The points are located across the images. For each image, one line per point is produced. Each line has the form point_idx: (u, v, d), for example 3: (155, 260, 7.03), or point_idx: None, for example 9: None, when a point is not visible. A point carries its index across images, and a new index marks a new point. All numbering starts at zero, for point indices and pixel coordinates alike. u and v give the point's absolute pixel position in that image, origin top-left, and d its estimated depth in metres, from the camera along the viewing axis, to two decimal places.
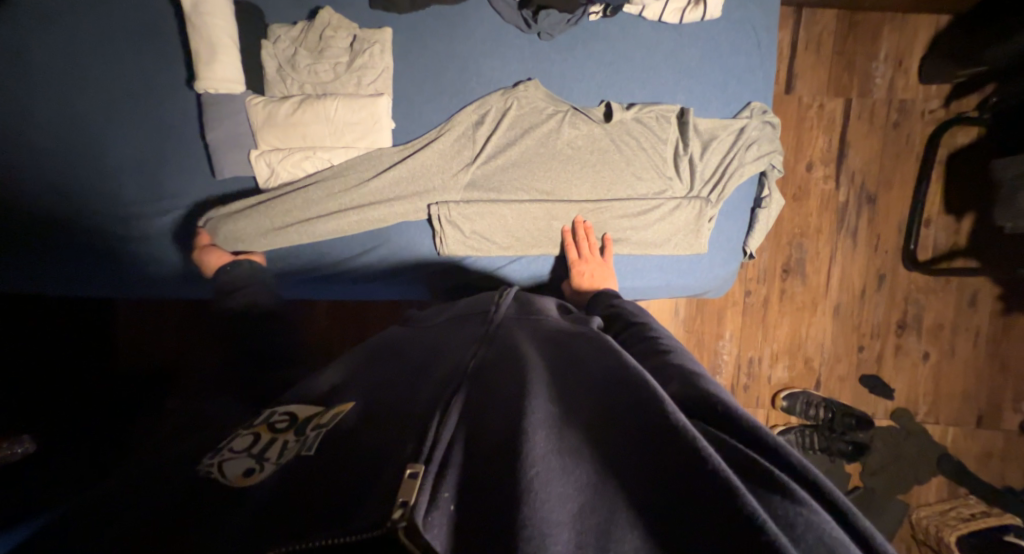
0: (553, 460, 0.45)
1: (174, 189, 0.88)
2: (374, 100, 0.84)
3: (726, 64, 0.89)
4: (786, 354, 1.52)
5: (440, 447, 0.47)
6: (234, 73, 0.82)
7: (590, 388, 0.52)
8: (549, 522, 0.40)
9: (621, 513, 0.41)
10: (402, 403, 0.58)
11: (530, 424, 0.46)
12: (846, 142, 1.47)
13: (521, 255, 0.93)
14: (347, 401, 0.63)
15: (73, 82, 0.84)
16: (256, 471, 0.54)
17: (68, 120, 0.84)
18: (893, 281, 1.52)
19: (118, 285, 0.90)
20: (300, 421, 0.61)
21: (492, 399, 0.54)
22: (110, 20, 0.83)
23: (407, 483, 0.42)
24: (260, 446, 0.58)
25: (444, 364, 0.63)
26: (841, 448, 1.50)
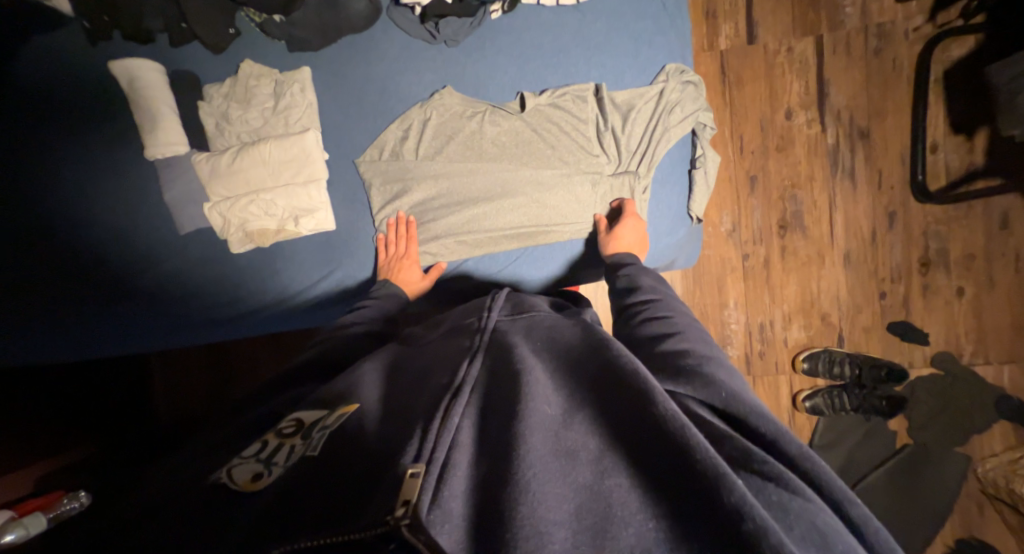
0: (553, 464, 0.48)
1: (143, 248, 0.95)
2: (302, 136, 0.90)
3: (633, 31, 0.90)
4: (800, 314, 1.42)
5: (443, 448, 0.50)
6: (177, 136, 0.91)
7: (594, 391, 0.57)
8: (549, 522, 0.43)
9: (622, 508, 0.44)
10: (405, 409, 0.59)
11: (528, 427, 0.50)
12: (825, 80, 1.38)
13: (470, 255, 0.94)
14: (352, 401, 0.64)
15: (37, 170, 0.93)
16: (265, 475, 0.55)
17: (33, 204, 0.92)
18: (905, 217, 1.40)
19: (105, 342, 0.96)
20: (306, 424, 0.61)
21: (497, 403, 0.57)
22: (60, 108, 0.92)
23: (410, 482, 0.44)
24: (269, 450, 0.59)
25: (442, 373, 0.64)
26: (874, 404, 1.40)
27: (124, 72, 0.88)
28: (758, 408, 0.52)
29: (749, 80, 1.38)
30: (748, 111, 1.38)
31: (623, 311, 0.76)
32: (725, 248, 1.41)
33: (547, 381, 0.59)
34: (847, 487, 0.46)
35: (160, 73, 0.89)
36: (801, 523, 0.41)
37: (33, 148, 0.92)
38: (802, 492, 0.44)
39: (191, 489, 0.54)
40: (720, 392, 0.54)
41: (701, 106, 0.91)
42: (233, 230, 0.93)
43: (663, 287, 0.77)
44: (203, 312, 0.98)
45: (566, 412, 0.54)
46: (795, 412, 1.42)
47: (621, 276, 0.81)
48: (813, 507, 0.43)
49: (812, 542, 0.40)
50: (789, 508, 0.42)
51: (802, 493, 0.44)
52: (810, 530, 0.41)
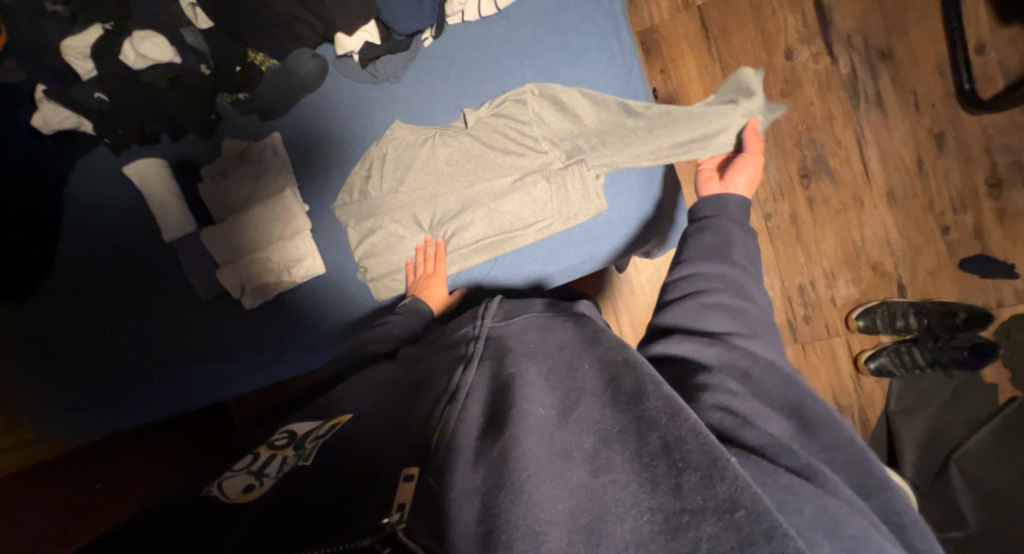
0: (549, 462, 0.49)
1: (179, 313, 1.08)
2: (282, 195, 0.99)
3: (561, 22, 0.90)
4: (845, 268, 1.26)
5: (442, 452, 0.52)
6: (184, 216, 1.03)
7: (597, 385, 0.56)
8: (545, 521, 0.45)
9: (618, 505, 0.45)
10: (402, 417, 0.61)
11: (525, 430, 0.51)
12: (824, 7, 1.23)
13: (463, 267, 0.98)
14: (345, 414, 0.67)
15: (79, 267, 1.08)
16: (255, 486, 0.55)
17: (83, 292, 1.07)
18: (958, 137, 1.20)
19: (165, 399, 1.08)
20: (299, 436, 0.65)
21: (499, 402, 0.57)
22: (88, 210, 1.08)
23: (405, 485, 0.48)
24: (259, 463, 0.61)
25: (439, 382, 0.65)
26: (955, 357, 1.19)
27: (134, 172, 1.02)
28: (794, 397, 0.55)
29: (734, 29, 1.27)
30: (740, 63, 1.27)
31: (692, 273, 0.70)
32: None
33: (544, 382, 0.59)
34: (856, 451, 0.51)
35: (160, 164, 1.02)
36: (813, 505, 0.43)
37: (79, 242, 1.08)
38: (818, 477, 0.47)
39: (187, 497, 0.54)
40: (774, 375, 0.57)
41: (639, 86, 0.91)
42: (242, 286, 1.02)
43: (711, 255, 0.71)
44: (243, 359, 1.08)
45: (564, 409, 0.54)
46: (859, 376, 1.27)
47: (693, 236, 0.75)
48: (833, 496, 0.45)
49: (822, 527, 0.42)
50: (797, 490, 0.45)
51: (831, 488, 0.46)
52: (818, 512, 0.43)
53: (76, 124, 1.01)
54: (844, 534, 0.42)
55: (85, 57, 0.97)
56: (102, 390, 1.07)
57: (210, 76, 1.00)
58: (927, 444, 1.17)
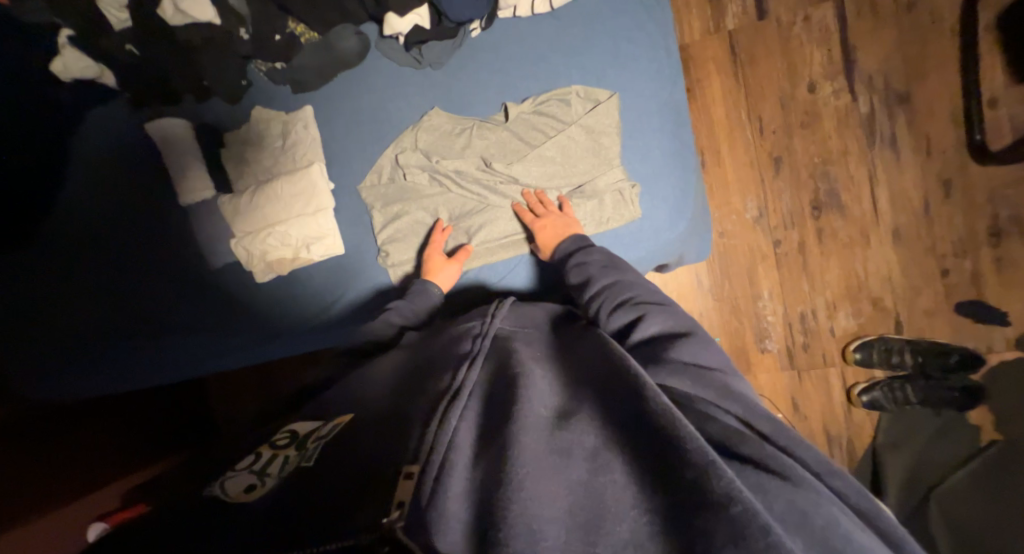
0: (547, 460, 0.47)
1: (184, 285, 1.06)
2: (308, 169, 0.97)
3: (609, 28, 0.91)
4: (847, 300, 1.30)
5: (441, 449, 0.50)
6: (206, 183, 1.01)
7: (596, 391, 0.56)
8: (542, 518, 0.42)
9: (614, 502, 0.43)
10: (397, 414, 0.60)
11: (523, 429, 0.50)
12: (850, 46, 1.27)
13: (491, 261, 0.95)
14: (347, 413, 0.66)
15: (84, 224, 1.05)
16: (258, 486, 0.55)
17: (85, 256, 1.05)
18: (964, 185, 1.25)
19: (162, 374, 1.07)
20: (300, 435, 0.64)
21: (499, 403, 0.56)
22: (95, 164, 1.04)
23: (404, 484, 0.46)
24: (261, 463, 0.60)
25: (440, 375, 0.64)
26: (945, 396, 1.24)
27: (154, 130, 0.99)
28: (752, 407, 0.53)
29: (761, 58, 1.30)
30: (765, 90, 1.30)
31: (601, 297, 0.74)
32: (753, 237, 1.33)
33: (547, 386, 0.58)
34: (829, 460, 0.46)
35: (186, 126, 1.00)
36: (780, 501, 0.40)
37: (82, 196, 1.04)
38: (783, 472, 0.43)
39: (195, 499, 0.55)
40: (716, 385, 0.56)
41: (680, 99, 0.92)
42: (256, 259, 1.01)
43: (615, 268, 0.77)
44: (239, 336, 1.06)
45: (563, 412, 0.53)
46: (851, 407, 1.30)
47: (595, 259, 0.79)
48: (800, 490, 0.41)
49: (793, 522, 0.39)
50: (766, 487, 0.42)
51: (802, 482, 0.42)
52: (789, 508, 0.40)
53: (97, 74, 0.99)
54: (813, 525, 0.38)
55: (122, 6, 0.95)
56: (92, 353, 1.07)
57: (250, 41, 0.97)
58: (909, 480, 1.20)
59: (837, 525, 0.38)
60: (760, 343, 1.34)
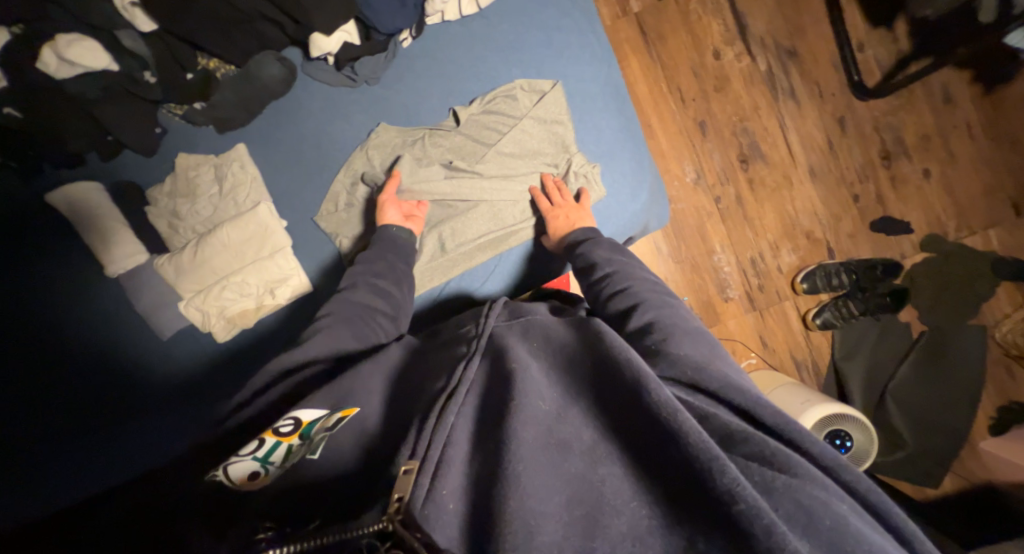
0: (546, 453, 0.43)
1: (126, 361, 0.93)
2: (255, 211, 0.89)
3: (541, 21, 0.93)
4: (785, 238, 1.43)
5: (438, 445, 0.44)
6: (136, 246, 0.91)
7: (591, 372, 0.50)
8: (541, 515, 0.39)
9: (615, 495, 0.40)
10: (399, 420, 0.52)
11: (521, 421, 0.44)
12: (740, 13, 1.40)
13: (478, 264, 0.93)
14: (353, 405, 0.55)
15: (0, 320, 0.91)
16: (263, 474, 0.49)
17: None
18: (854, 119, 1.42)
19: (113, 465, 0.93)
20: (306, 423, 0.54)
21: (494, 390, 0.50)
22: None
23: (402, 480, 0.41)
24: (268, 446, 0.52)
25: (438, 377, 0.57)
26: (882, 303, 1.39)
27: (65, 200, 0.88)
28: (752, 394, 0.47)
29: (667, 35, 1.40)
30: (677, 63, 1.40)
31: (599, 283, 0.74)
32: (696, 198, 1.42)
33: (543, 374, 0.52)
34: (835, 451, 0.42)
35: (100, 190, 0.89)
36: (786, 503, 0.36)
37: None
38: (789, 466, 0.39)
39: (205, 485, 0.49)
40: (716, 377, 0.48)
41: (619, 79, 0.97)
42: (210, 317, 0.91)
43: (622, 256, 0.76)
44: (194, 402, 0.94)
45: (561, 401, 0.48)
46: (809, 333, 1.43)
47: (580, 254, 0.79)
48: (800, 482, 0.38)
49: (797, 524, 0.36)
50: (772, 488, 0.37)
51: (809, 476, 0.39)
52: (794, 509, 0.36)
53: None
54: (820, 526, 0.35)
55: None
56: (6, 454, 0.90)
57: (158, 84, 0.87)
58: (867, 382, 1.37)
59: (847, 525, 0.35)
60: (722, 293, 1.43)
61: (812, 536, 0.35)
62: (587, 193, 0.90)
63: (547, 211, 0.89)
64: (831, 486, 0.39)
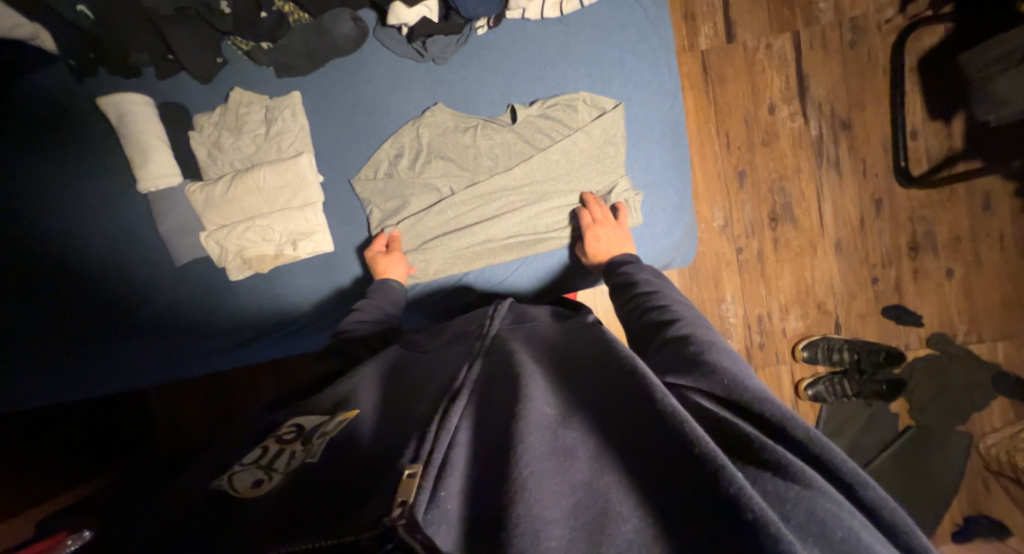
0: (550, 460, 0.44)
1: (140, 276, 0.95)
2: (296, 160, 0.90)
3: (617, 40, 0.93)
4: (797, 304, 1.43)
5: (441, 449, 0.46)
6: (171, 168, 0.91)
7: (597, 388, 0.52)
8: (545, 519, 0.39)
9: (619, 502, 0.40)
10: (399, 415, 0.55)
11: (524, 426, 0.46)
12: (804, 74, 1.40)
13: (501, 263, 0.94)
14: (352, 408, 0.59)
15: (24, 209, 0.92)
16: (265, 482, 0.51)
17: (17, 239, 0.92)
18: (891, 204, 1.42)
19: (107, 378, 0.96)
20: (307, 430, 0.57)
21: (498, 402, 0.52)
22: (42, 142, 0.92)
23: (406, 483, 0.41)
24: (269, 456, 0.55)
25: (441, 377, 0.60)
26: (876, 390, 1.41)
27: (112, 108, 0.88)
28: (766, 396, 0.46)
29: (728, 79, 1.39)
30: (732, 109, 1.40)
31: (637, 300, 0.74)
32: (719, 244, 1.42)
33: (546, 384, 0.54)
34: (859, 468, 0.41)
35: (150, 107, 0.89)
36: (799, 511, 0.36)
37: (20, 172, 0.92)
38: (801, 476, 0.38)
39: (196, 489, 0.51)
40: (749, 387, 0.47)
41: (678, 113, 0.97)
42: (228, 255, 0.92)
43: (662, 281, 0.77)
44: (208, 340, 0.97)
45: (566, 410, 0.50)
46: (798, 401, 1.43)
47: (621, 274, 0.81)
48: (814, 493, 0.37)
49: (809, 536, 0.35)
50: (786, 497, 0.38)
51: (820, 486, 0.38)
52: (806, 519, 0.36)
53: (31, 34, 0.85)
54: (831, 538, 0.35)
55: None
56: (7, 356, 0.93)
57: (232, 16, 0.87)
58: None
59: (856, 539, 0.35)
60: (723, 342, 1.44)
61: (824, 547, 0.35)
62: (622, 206, 0.91)
63: (588, 227, 0.89)
64: (844, 502, 0.38)
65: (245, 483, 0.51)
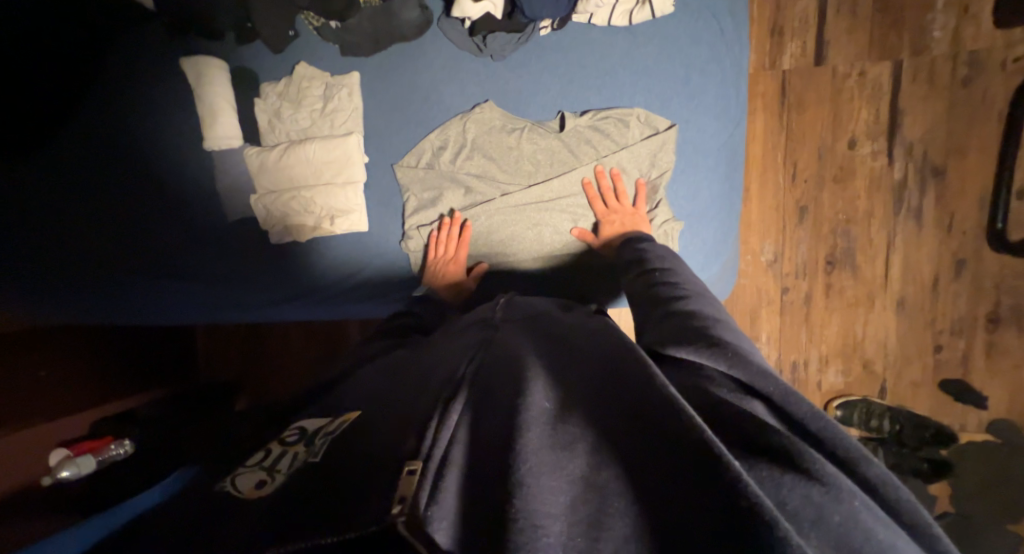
0: (551, 454, 0.42)
1: (190, 224, 1.03)
2: (346, 139, 0.93)
3: (685, 57, 0.89)
4: (839, 357, 1.35)
5: (442, 445, 0.45)
6: (233, 130, 0.97)
7: (599, 383, 0.50)
8: (544, 514, 0.38)
9: (618, 498, 0.39)
10: (405, 404, 0.56)
11: (524, 419, 0.44)
12: (900, 110, 1.25)
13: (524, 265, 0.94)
14: (354, 409, 0.61)
15: (100, 150, 1.01)
16: (266, 483, 0.53)
17: (94, 173, 1.01)
18: (977, 267, 1.25)
19: (156, 308, 1.06)
20: (309, 432, 0.59)
21: (497, 395, 0.51)
22: (124, 91, 1.01)
23: (407, 480, 0.41)
24: (272, 458, 0.57)
25: (441, 374, 0.58)
26: (916, 466, 1.30)
27: (191, 67, 0.94)
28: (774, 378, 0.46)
29: (807, 105, 1.29)
30: (806, 138, 1.29)
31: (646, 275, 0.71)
32: (762, 279, 1.36)
33: (545, 375, 0.52)
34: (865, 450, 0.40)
35: (223, 70, 0.95)
36: (795, 495, 0.35)
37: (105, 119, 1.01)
38: (814, 468, 0.36)
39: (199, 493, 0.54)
40: (758, 371, 0.47)
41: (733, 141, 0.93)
42: (273, 219, 0.97)
43: (675, 259, 0.74)
44: (248, 293, 1.03)
45: (564, 404, 0.48)
46: None
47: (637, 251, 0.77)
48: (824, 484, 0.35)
49: (804, 520, 0.34)
50: (781, 481, 0.36)
51: (830, 475, 0.36)
52: (804, 503, 0.34)
53: None
54: (829, 521, 0.33)
55: None
56: (70, 274, 1.02)
57: None
58: None
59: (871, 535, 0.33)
60: None
61: (823, 532, 0.33)
62: (644, 185, 0.89)
63: (599, 213, 0.89)
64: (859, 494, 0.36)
65: (251, 490, 0.52)
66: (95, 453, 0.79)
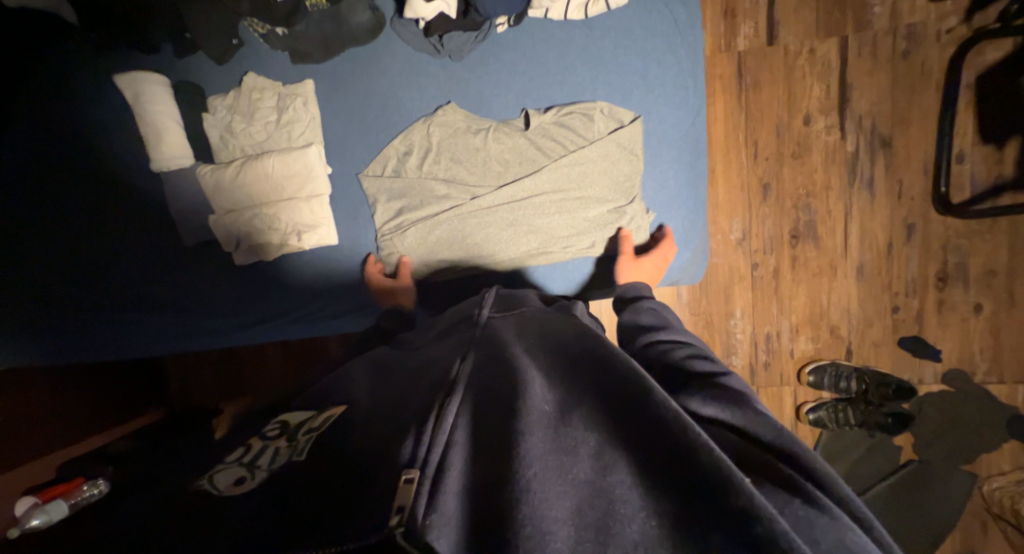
0: (552, 458, 0.42)
1: (147, 250, 0.97)
2: (304, 151, 0.89)
3: (642, 48, 0.89)
4: (808, 326, 1.40)
5: (439, 448, 0.44)
6: (181, 150, 0.92)
7: (593, 380, 0.49)
8: (551, 521, 0.37)
9: (625, 504, 0.38)
10: (395, 407, 0.53)
11: (524, 425, 0.44)
12: (848, 84, 1.30)
13: (499, 264, 0.93)
14: (340, 403, 0.59)
15: (40, 180, 0.95)
16: (249, 479, 0.48)
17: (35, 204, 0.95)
18: (925, 230, 1.33)
19: (117, 342, 1.00)
20: (292, 426, 0.56)
21: (493, 399, 0.49)
22: (60, 114, 0.94)
23: (404, 488, 0.40)
24: (252, 453, 0.52)
25: (436, 370, 0.56)
26: (880, 421, 1.38)
27: (128, 84, 0.88)
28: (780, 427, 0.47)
29: (763, 84, 1.31)
30: (763, 116, 1.33)
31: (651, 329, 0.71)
32: (733, 257, 1.39)
33: (542, 378, 0.51)
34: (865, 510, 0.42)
35: (164, 86, 0.89)
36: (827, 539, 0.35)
37: (41, 146, 0.94)
38: (827, 508, 0.38)
39: (179, 493, 0.50)
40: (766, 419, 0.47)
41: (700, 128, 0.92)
42: (233, 237, 0.93)
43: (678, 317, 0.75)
44: (212, 318, 0.99)
45: (563, 407, 0.47)
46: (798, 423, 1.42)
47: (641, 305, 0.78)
48: (839, 524, 0.37)
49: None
50: (814, 522, 0.37)
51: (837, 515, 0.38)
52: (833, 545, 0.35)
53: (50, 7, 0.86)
54: None
55: None
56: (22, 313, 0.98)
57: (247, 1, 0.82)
58: None
59: None
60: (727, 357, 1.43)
61: None
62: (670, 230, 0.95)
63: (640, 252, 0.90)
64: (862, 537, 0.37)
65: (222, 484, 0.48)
66: (65, 497, 0.78)
